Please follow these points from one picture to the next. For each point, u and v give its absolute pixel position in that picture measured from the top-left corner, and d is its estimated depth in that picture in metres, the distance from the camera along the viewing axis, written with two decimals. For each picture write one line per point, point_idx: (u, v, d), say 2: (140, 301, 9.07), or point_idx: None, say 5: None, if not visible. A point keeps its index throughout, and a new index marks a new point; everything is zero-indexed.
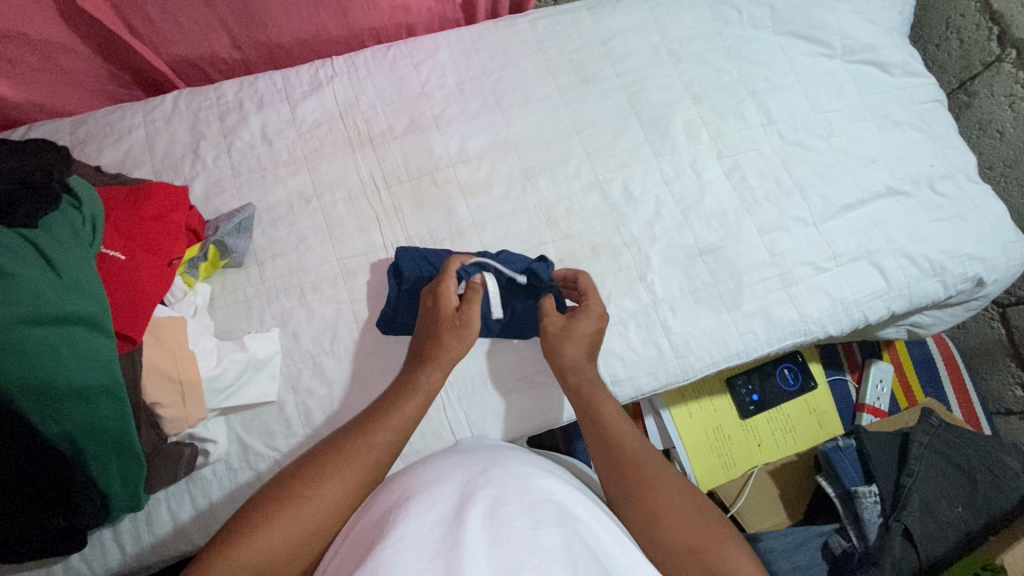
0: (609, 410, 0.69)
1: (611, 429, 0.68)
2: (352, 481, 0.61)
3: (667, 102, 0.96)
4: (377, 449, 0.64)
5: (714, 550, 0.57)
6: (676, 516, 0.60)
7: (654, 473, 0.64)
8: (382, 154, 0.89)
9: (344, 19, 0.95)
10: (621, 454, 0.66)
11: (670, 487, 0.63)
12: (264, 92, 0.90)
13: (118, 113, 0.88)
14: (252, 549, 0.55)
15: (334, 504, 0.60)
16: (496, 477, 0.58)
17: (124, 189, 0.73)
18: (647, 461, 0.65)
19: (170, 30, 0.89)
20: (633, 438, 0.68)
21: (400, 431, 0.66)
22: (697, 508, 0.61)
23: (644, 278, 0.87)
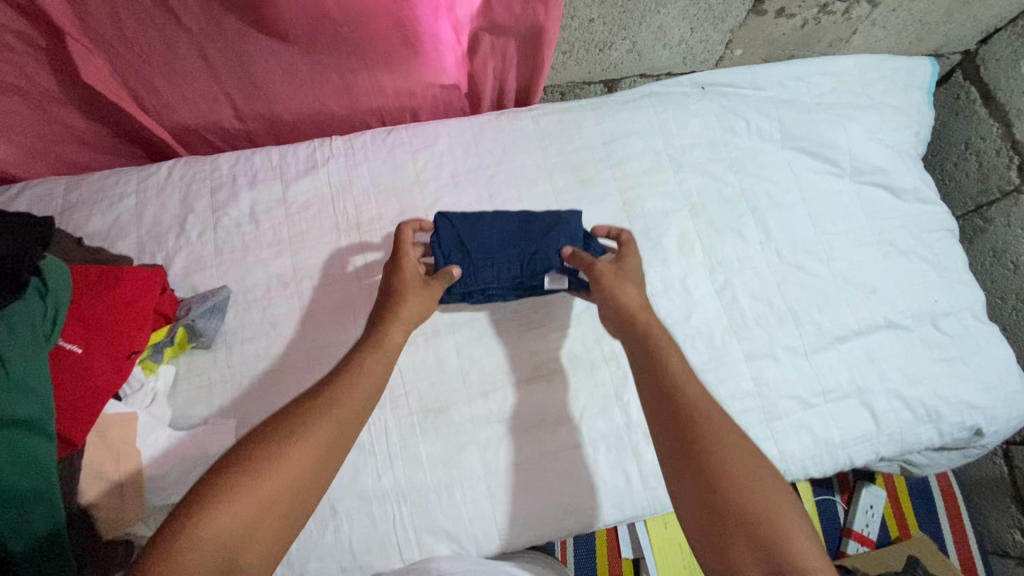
0: (673, 368, 0.63)
1: (672, 380, 0.62)
2: (317, 444, 0.56)
3: (663, 212, 0.94)
4: (346, 410, 0.60)
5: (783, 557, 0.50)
6: (737, 508, 0.53)
7: (717, 453, 0.56)
8: (368, 243, 0.88)
9: (348, 100, 0.96)
10: (688, 418, 0.59)
11: (730, 469, 0.55)
12: (259, 169, 0.91)
13: (113, 179, 0.88)
14: (226, 516, 0.49)
15: (297, 469, 0.54)
16: None
17: (97, 269, 0.72)
18: (700, 415, 0.59)
19: (176, 101, 0.90)
20: (704, 398, 0.61)
21: (371, 385, 0.64)
22: (757, 482, 0.55)
23: (620, 397, 0.84)
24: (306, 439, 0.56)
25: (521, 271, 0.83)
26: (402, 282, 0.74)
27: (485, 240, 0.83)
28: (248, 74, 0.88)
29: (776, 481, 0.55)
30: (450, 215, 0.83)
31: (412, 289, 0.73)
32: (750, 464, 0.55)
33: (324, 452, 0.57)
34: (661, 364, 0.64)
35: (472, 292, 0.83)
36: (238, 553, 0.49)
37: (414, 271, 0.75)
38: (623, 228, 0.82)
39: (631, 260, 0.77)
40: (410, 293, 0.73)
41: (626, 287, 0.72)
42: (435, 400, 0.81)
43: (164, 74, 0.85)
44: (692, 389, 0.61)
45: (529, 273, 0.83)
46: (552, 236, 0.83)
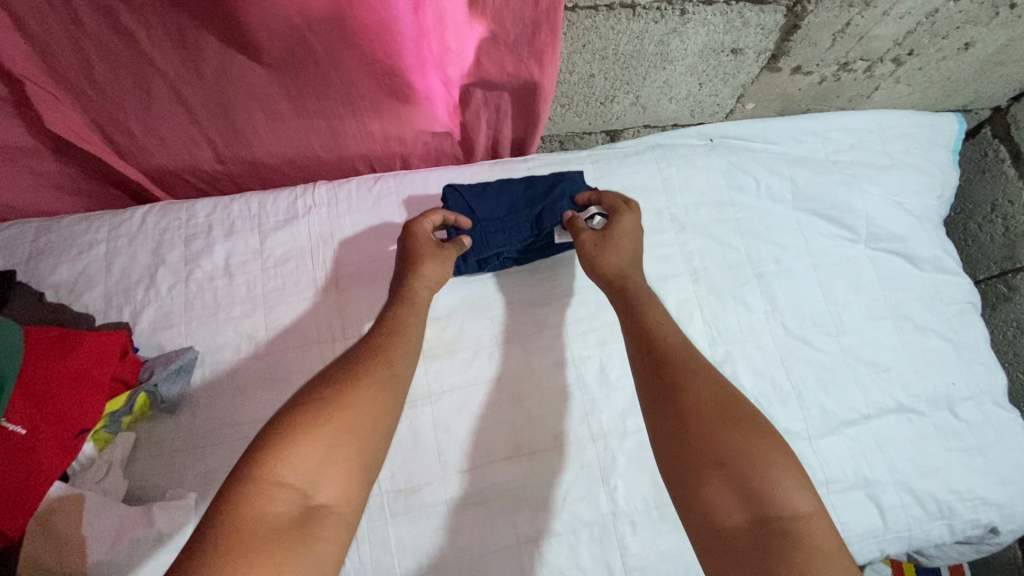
0: (653, 322, 0.69)
1: (655, 337, 0.67)
2: (372, 394, 0.61)
3: (662, 276, 0.89)
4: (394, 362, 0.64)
5: (775, 500, 0.52)
6: (729, 453, 0.55)
7: (706, 404, 0.59)
8: (346, 301, 0.84)
9: (334, 144, 0.92)
10: (680, 375, 0.62)
11: (713, 419, 0.58)
12: (236, 218, 0.86)
13: (85, 225, 0.84)
14: (298, 447, 0.55)
15: (360, 414, 0.59)
16: None
17: (53, 333, 0.67)
18: (679, 364, 0.63)
19: (153, 144, 0.86)
20: (694, 358, 0.65)
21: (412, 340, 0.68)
22: (730, 421, 0.58)
23: (606, 480, 0.78)
24: (355, 387, 0.61)
25: (532, 231, 0.85)
26: (422, 244, 0.76)
27: (492, 203, 0.86)
28: (228, 119, 0.84)
29: (768, 429, 0.58)
30: (457, 186, 0.86)
31: (430, 254, 0.76)
32: (741, 414, 0.59)
33: (380, 400, 0.60)
34: (651, 329, 0.68)
35: (489, 258, 0.85)
36: (313, 485, 0.54)
37: (427, 237, 0.77)
38: (607, 192, 0.83)
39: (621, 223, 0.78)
40: (433, 257, 0.76)
41: (608, 254, 0.76)
42: (408, 478, 0.76)
43: (138, 117, 0.81)
44: (679, 349, 0.66)
45: (540, 232, 0.84)
46: (559, 192, 0.86)
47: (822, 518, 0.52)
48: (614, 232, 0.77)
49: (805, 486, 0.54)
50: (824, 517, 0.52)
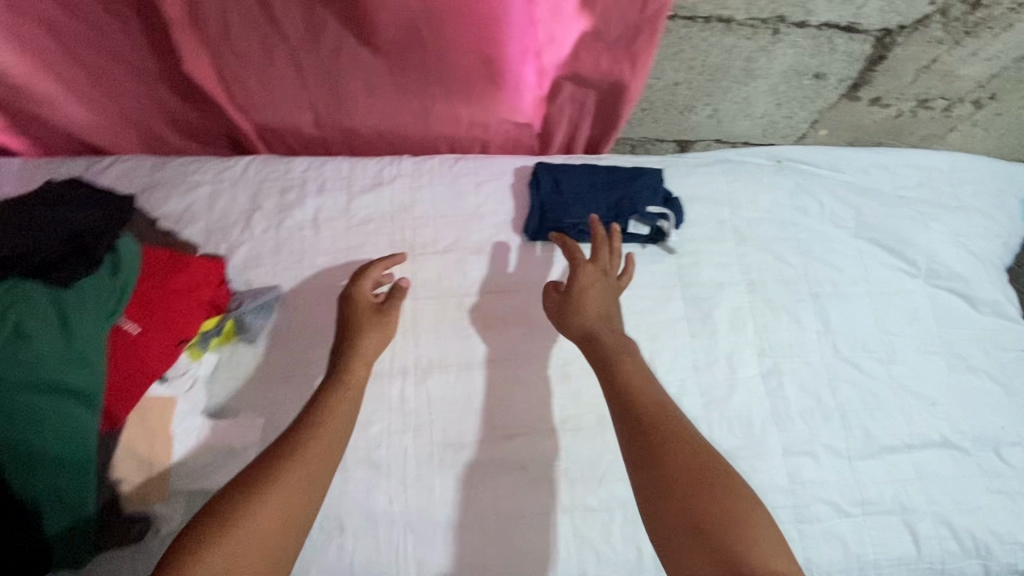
0: (631, 377, 0.69)
1: (637, 393, 0.68)
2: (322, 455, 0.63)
3: (719, 282, 0.91)
4: (341, 421, 0.68)
5: (751, 554, 0.54)
6: (708, 514, 0.57)
7: (673, 467, 0.61)
8: (418, 266, 0.89)
9: (423, 122, 0.99)
10: (647, 445, 0.63)
11: (688, 480, 0.60)
12: (328, 177, 0.94)
13: (194, 166, 0.93)
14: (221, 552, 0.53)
15: (291, 500, 0.58)
16: None
17: (166, 255, 0.76)
18: (659, 422, 0.64)
19: (264, 102, 0.94)
20: (655, 412, 0.65)
21: (357, 397, 0.71)
22: (706, 488, 0.59)
23: None
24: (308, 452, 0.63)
25: (608, 212, 0.89)
26: (358, 317, 0.79)
27: (578, 177, 0.90)
28: (335, 88, 0.92)
29: (740, 485, 0.60)
30: (548, 163, 0.93)
31: (371, 319, 0.79)
32: (706, 476, 0.60)
33: (309, 482, 0.61)
34: (633, 386, 0.68)
35: (564, 228, 0.89)
36: None
37: (369, 301, 0.81)
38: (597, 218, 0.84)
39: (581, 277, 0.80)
40: (370, 326, 0.78)
41: (574, 319, 0.77)
42: (457, 436, 0.81)
43: (257, 76, 0.89)
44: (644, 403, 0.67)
45: (615, 215, 0.88)
46: (632, 186, 0.89)
47: (793, 570, 0.55)
48: (577, 294, 0.79)
49: (780, 541, 0.56)
50: (790, 560, 0.55)
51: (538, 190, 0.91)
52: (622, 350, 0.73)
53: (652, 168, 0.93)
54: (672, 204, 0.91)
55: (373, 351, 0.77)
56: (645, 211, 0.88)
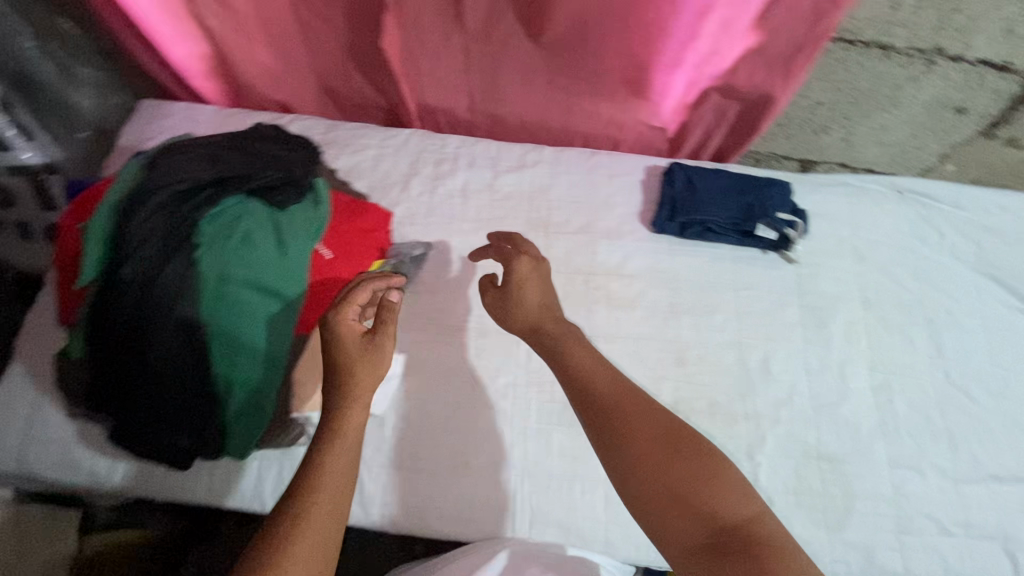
0: (581, 363, 0.65)
1: (589, 381, 0.63)
2: (331, 523, 0.53)
3: (836, 295, 0.95)
4: (340, 477, 0.56)
5: (731, 513, 0.54)
6: (680, 479, 0.55)
7: (640, 449, 0.57)
8: (552, 242, 0.97)
9: (566, 117, 1.08)
10: (608, 434, 0.59)
11: (654, 449, 0.57)
12: (478, 155, 1.04)
13: (362, 131, 1.05)
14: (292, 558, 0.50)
15: (338, 497, 0.55)
16: None
17: (348, 198, 0.86)
18: (614, 398, 0.61)
19: (430, 83, 1.05)
20: (617, 388, 0.62)
21: (357, 445, 0.59)
22: (672, 450, 0.57)
23: (751, 456, 0.85)
24: (313, 529, 0.52)
25: (738, 214, 0.94)
26: (341, 352, 0.63)
27: (711, 179, 0.97)
28: (496, 76, 1.03)
29: (710, 448, 0.58)
30: (683, 163, 1.00)
31: (360, 355, 0.63)
32: (671, 438, 0.58)
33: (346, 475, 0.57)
34: (588, 377, 0.64)
35: (693, 223, 0.96)
36: None
37: (354, 333, 0.65)
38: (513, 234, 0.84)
39: (517, 265, 0.77)
40: (358, 365, 0.62)
41: (516, 318, 0.73)
42: None
43: (431, 58, 1.01)
44: (599, 382, 0.63)
45: (745, 217, 0.94)
46: (765, 192, 0.96)
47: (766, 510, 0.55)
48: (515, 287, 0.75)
49: (745, 487, 0.56)
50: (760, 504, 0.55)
51: (671, 187, 0.98)
52: (569, 339, 0.69)
53: (781, 180, 0.98)
54: (800, 214, 0.96)
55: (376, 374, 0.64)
56: (775, 216, 0.94)
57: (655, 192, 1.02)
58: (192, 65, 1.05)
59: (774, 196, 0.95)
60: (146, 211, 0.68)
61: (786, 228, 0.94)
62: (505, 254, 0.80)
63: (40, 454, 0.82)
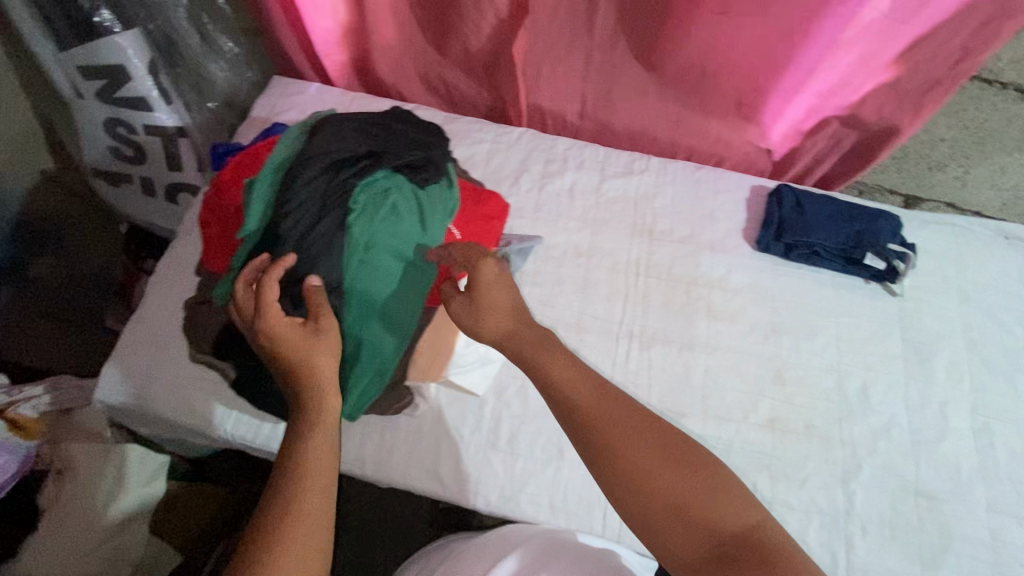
0: (557, 371, 0.58)
1: (570, 392, 0.56)
2: (315, 510, 0.53)
3: (939, 333, 0.95)
4: (320, 465, 0.56)
5: (738, 527, 0.49)
6: (683, 495, 0.50)
7: (636, 457, 0.52)
8: (655, 249, 0.99)
9: (675, 131, 1.09)
10: (590, 452, 0.53)
11: (650, 463, 0.52)
12: (587, 158, 1.07)
13: (477, 125, 1.09)
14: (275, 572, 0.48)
15: (312, 504, 0.53)
16: (546, 550, 0.70)
17: (472, 184, 0.90)
18: (597, 410, 0.55)
19: (546, 85, 1.08)
20: (599, 392, 0.56)
21: (333, 437, 0.59)
22: (669, 463, 0.51)
23: (846, 483, 0.84)
24: (294, 518, 0.51)
25: (847, 241, 0.95)
26: (292, 351, 0.61)
27: (819, 204, 0.99)
28: (611, 86, 1.05)
29: (710, 460, 0.53)
30: (791, 186, 1.02)
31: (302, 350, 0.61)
32: (655, 441, 0.53)
33: (319, 480, 0.55)
34: (568, 385, 0.57)
35: (800, 245, 0.97)
36: None
37: (290, 325, 0.61)
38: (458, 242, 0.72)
39: (482, 271, 0.64)
40: (307, 360, 0.60)
41: (486, 317, 0.63)
42: (672, 406, 0.88)
43: (552, 62, 1.03)
44: (580, 389, 0.57)
45: (854, 244, 0.95)
46: (877, 223, 0.96)
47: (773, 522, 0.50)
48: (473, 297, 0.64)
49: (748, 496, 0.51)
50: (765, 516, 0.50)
51: (778, 208, 1.00)
52: (543, 341, 0.61)
53: (892, 212, 0.98)
54: (907, 247, 0.96)
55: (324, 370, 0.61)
56: (885, 247, 0.95)
57: (761, 211, 1.03)
58: (331, 39, 1.09)
59: (886, 227, 0.96)
60: (305, 176, 0.73)
61: (895, 259, 0.95)
62: (468, 261, 0.68)
63: (164, 398, 0.87)
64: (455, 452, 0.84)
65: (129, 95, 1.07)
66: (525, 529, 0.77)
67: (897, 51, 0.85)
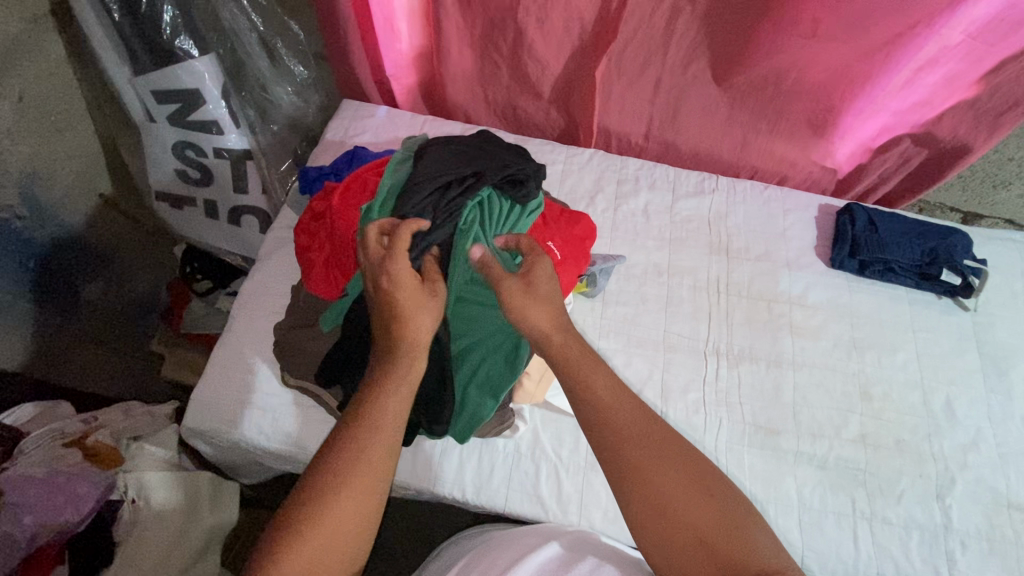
0: (595, 387, 0.58)
1: (606, 407, 0.57)
2: (380, 462, 0.53)
3: (1014, 347, 0.97)
4: (393, 414, 0.56)
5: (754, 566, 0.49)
6: (702, 527, 0.51)
7: (663, 481, 0.53)
8: (733, 267, 1.01)
9: (740, 152, 1.12)
10: (622, 475, 0.54)
11: (673, 491, 0.52)
12: (658, 178, 1.09)
13: (549, 147, 1.11)
14: (337, 497, 0.50)
15: (386, 443, 0.54)
16: (573, 551, 0.63)
17: (561, 206, 0.90)
18: (629, 430, 0.55)
19: (615, 109, 1.10)
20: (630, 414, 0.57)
21: (412, 388, 0.58)
22: (694, 495, 0.52)
23: (941, 497, 0.85)
24: (365, 455, 0.52)
25: (921, 257, 0.98)
26: (403, 298, 0.61)
27: (889, 222, 1.01)
28: (681, 109, 1.07)
29: (737, 498, 0.54)
30: (859, 205, 1.04)
31: (415, 302, 0.62)
32: (682, 462, 0.54)
33: (394, 423, 0.55)
34: (605, 406, 0.57)
35: (876, 262, 0.99)
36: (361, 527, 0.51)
37: (411, 279, 0.63)
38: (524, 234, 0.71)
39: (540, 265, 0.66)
40: (415, 311, 0.61)
41: (532, 310, 0.63)
42: (765, 422, 0.88)
43: (624, 86, 1.05)
44: (616, 408, 0.57)
45: (930, 260, 0.98)
46: (949, 240, 0.99)
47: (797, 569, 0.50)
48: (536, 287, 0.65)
49: (776, 541, 0.52)
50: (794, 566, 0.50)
51: (851, 226, 1.01)
52: (587, 357, 0.61)
53: (959, 229, 1.02)
54: (978, 263, 0.99)
55: (430, 325, 0.62)
56: (960, 262, 0.97)
57: (831, 230, 1.05)
58: (401, 62, 1.12)
59: (957, 243, 0.99)
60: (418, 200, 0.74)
61: (970, 274, 0.98)
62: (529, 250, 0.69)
63: (255, 422, 0.85)
64: (557, 474, 0.83)
65: (199, 118, 1.08)
66: (548, 530, 0.69)
67: (974, 73, 0.89)
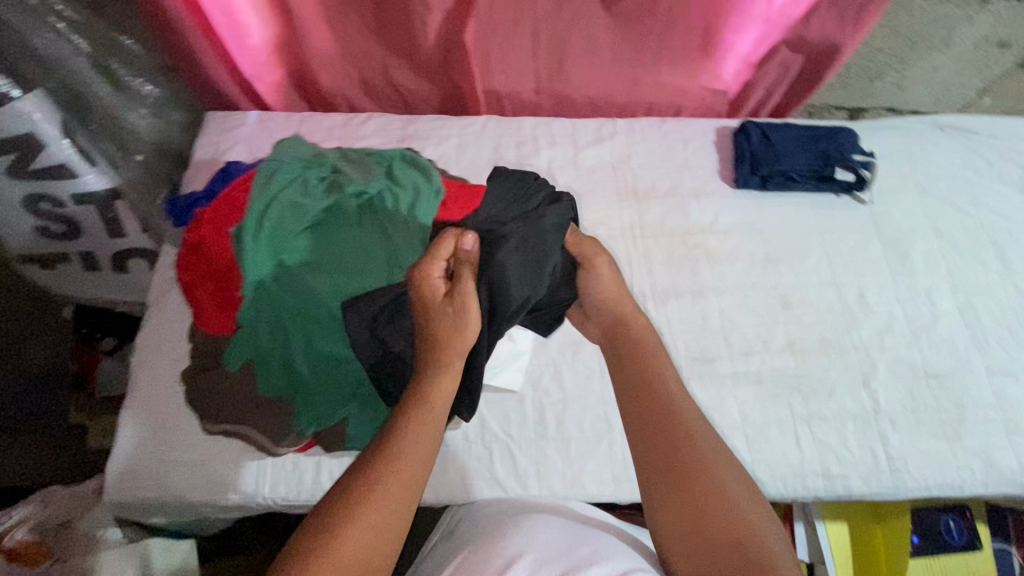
0: (660, 372, 0.60)
1: (660, 395, 0.58)
2: (402, 497, 0.49)
3: (909, 229, 1.02)
4: (417, 452, 0.51)
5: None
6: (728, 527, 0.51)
7: (702, 474, 0.53)
8: (644, 208, 1.00)
9: (632, 90, 1.10)
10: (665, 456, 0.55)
11: (709, 487, 0.53)
12: (556, 133, 1.06)
13: (440, 122, 1.05)
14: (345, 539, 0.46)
15: (405, 476, 0.50)
16: (579, 537, 0.59)
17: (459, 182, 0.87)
18: (688, 422, 0.56)
19: (498, 70, 1.05)
20: (691, 416, 0.57)
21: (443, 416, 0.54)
22: (733, 495, 0.52)
23: (868, 383, 0.90)
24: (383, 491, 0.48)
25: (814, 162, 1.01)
26: (433, 319, 0.57)
27: (782, 132, 1.03)
28: (564, 57, 1.04)
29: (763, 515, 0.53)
30: (751, 122, 1.06)
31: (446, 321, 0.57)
32: (724, 467, 0.54)
33: (419, 455, 0.51)
34: (668, 400, 0.57)
35: (775, 175, 1.02)
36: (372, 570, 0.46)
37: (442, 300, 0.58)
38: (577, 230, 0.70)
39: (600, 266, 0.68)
40: (442, 332, 0.57)
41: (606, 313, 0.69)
42: (700, 352, 0.90)
43: (501, 44, 1.00)
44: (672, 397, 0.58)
45: (823, 163, 1.01)
46: (837, 139, 1.02)
47: None
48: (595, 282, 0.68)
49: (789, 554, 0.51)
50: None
51: (746, 144, 1.03)
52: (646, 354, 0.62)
53: (845, 127, 1.05)
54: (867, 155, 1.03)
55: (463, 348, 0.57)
56: (849, 159, 1.01)
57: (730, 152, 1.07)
58: (260, 59, 1.03)
59: (844, 141, 1.02)
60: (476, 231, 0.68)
61: (861, 169, 1.02)
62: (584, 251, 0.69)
63: (184, 478, 0.79)
64: (511, 451, 0.83)
65: (45, 164, 0.92)
66: (559, 517, 0.65)
67: None
